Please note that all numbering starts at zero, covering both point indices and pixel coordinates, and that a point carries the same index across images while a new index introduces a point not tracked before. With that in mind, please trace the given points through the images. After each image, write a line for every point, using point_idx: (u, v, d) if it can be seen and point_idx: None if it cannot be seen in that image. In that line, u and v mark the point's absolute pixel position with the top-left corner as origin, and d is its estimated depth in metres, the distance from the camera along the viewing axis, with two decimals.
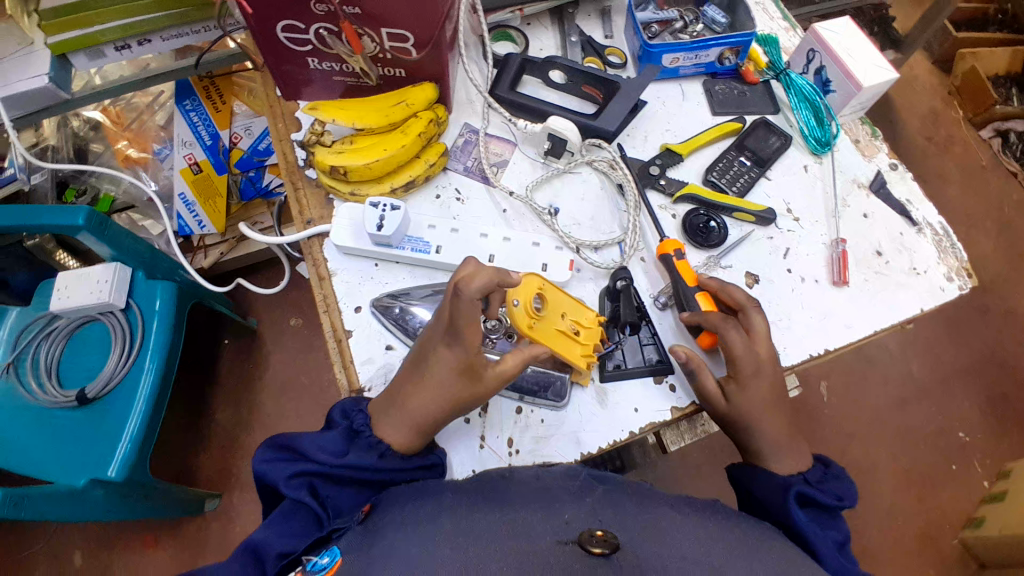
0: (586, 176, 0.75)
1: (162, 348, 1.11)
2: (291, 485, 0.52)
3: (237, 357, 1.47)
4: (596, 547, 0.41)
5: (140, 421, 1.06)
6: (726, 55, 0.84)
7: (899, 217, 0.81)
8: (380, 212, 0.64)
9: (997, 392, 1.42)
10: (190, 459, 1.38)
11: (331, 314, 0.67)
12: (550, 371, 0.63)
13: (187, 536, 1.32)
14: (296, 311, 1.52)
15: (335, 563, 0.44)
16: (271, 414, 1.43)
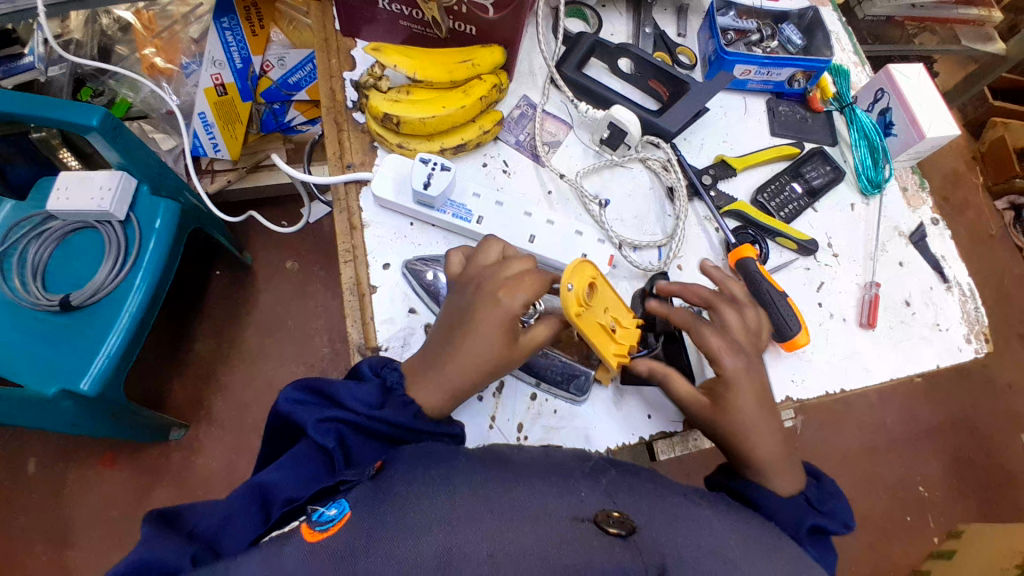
0: (637, 173, 0.73)
1: (155, 267, 1.08)
2: (319, 428, 0.49)
3: (227, 290, 1.44)
4: (612, 526, 0.42)
5: (120, 340, 1.03)
6: (797, 78, 0.82)
7: (932, 272, 0.81)
8: (428, 169, 0.61)
9: (966, 456, 1.45)
10: (163, 383, 1.35)
11: (357, 265, 0.64)
12: (574, 363, 0.62)
13: (147, 460, 1.29)
14: (293, 255, 1.48)
15: (344, 517, 0.41)
16: (251, 352, 1.40)
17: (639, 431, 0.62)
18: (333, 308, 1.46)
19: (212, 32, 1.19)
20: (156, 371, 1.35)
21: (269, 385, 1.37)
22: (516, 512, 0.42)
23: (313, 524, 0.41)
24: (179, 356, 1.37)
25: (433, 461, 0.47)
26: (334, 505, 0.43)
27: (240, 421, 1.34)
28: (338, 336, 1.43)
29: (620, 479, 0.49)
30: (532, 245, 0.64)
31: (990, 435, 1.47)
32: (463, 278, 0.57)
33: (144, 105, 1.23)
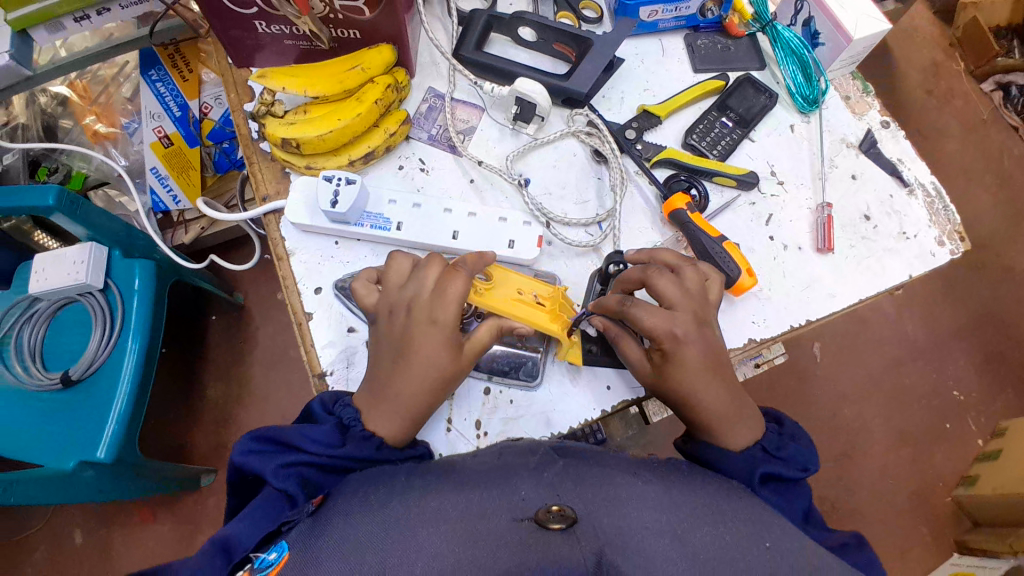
0: (558, 143, 0.71)
1: (143, 327, 1.09)
2: (278, 475, 0.47)
3: (226, 333, 1.46)
4: (554, 522, 0.39)
5: (127, 400, 1.05)
6: (709, 7, 0.78)
7: (890, 178, 0.77)
8: (333, 186, 0.60)
9: (994, 351, 1.39)
10: (182, 435, 1.38)
11: (290, 293, 0.63)
12: (521, 352, 0.61)
13: (184, 510, 1.33)
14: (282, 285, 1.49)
15: (282, 559, 0.40)
16: (258, 389, 1.42)
17: (601, 404, 0.61)
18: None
19: (144, 87, 1.22)
20: (172, 425, 1.38)
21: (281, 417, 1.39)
22: (455, 513, 0.41)
23: (254, 573, 0.42)
24: (190, 406, 1.40)
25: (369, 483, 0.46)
26: (275, 547, 0.43)
27: None
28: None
29: (570, 469, 0.47)
30: (457, 240, 0.63)
31: (1015, 324, 1.41)
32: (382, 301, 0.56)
33: (99, 172, 1.24)
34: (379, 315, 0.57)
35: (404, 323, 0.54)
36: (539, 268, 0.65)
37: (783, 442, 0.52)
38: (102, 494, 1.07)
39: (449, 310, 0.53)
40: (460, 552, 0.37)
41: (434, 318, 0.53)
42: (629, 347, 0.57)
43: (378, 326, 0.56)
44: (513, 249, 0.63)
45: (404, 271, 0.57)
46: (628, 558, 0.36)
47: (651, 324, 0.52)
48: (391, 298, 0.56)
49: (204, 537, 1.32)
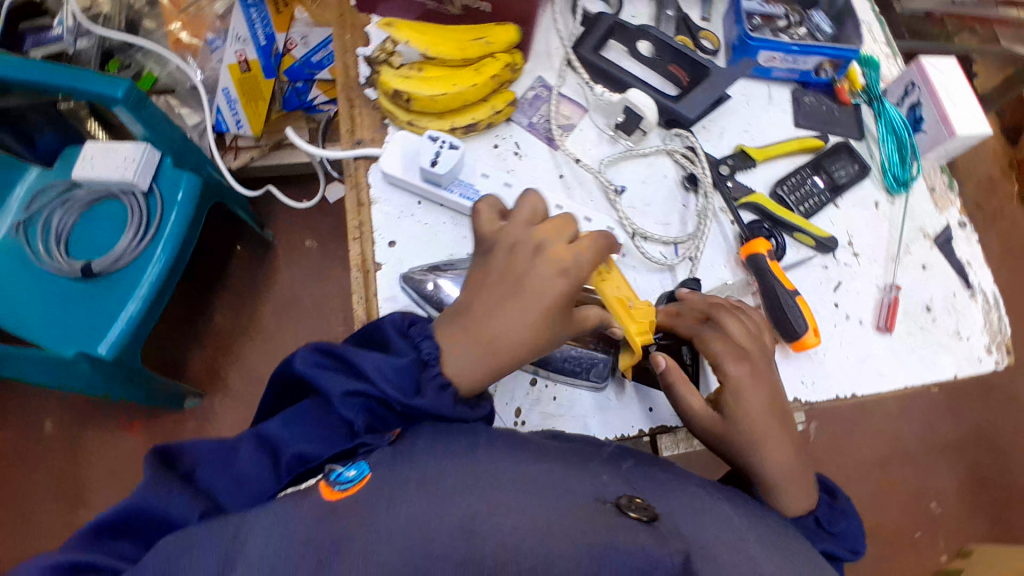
0: (653, 160, 0.72)
1: (176, 238, 1.08)
2: (346, 402, 0.47)
3: (248, 266, 1.45)
4: (636, 512, 0.42)
5: (141, 305, 1.04)
6: (824, 66, 0.79)
7: (957, 277, 0.77)
8: (436, 146, 0.60)
9: (982, 473, 1.39)
10: (183, 353, 1.37)
11: (363, 240, 0.64)
12: (584, 350, 0.61)
13: (163, 426, 1.32)
14: (311, 233, 1.48)
15: (364, 478, 0.43)
16: (267, 327, 1.41)
17: (639, 423, 0.61)
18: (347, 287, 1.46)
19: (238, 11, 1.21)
20: (176, 340, 1.38)
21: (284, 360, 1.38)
22: (536, 490, 0.42)
23: (334, 484, 0.43)
24: (198, 328, 1.39)
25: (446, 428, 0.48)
26: (354, 466, 0.45)
27: (253, 394, 1.35)
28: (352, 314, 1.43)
29: (640, 468, 0.50)
30: None
31: (1009, 449, 1.41)
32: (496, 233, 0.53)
33: (169, 79, 1.24)
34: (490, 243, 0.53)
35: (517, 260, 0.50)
36: None
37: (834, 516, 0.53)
38: (95, 390, 1.04)
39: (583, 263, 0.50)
40: (547, 528, 0.39)
41: (565, 270, 0.49)
42: (686, 392, 0.56)
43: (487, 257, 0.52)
44: None
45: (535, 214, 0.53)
46: (710, 565, 0.38)
47: None
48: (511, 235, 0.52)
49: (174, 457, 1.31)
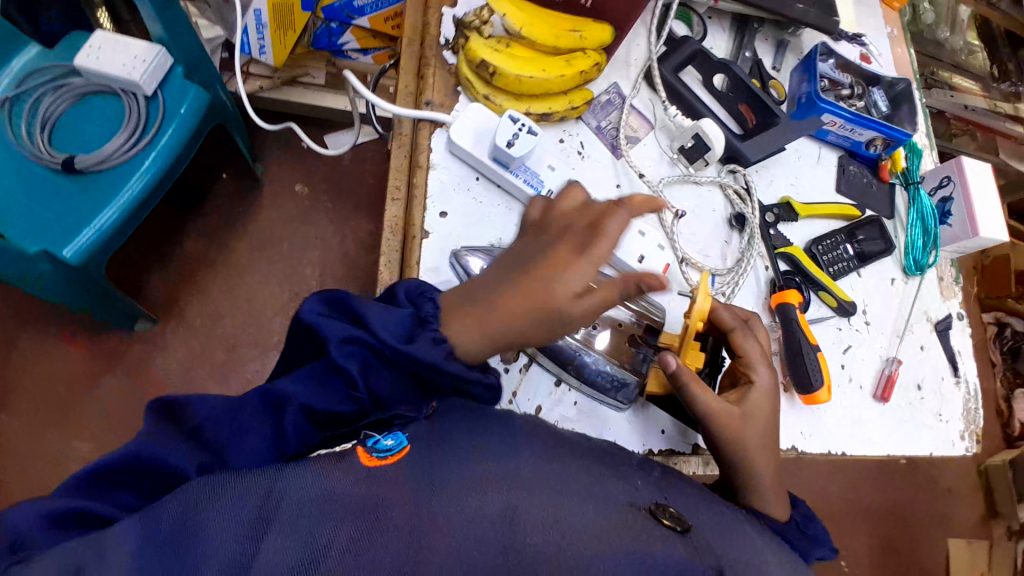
0: (706, 190, 0.73)
1: (170, 150, 0.97)
2: (340, 350, 0.45)
3: (232, 197, 1.31)
4: (666, 518, 0.45)
5: (116, 215, 0.92)
6: (875, 143, 0.81)
7: (947, 363, 0.81)
8: (515, 128, 0.59)
9: (893, 544, 1.48)
10: (141, 274, 1.23)
11: (413, 204, 0.61)
12: (619, 369, 0.58)
13: (105, 345, 1.19)
14: (302, 177, 1.36)
15: (403, 450, 0.44)
16: (239, 264, 1.28)
17: (650, 443, 0.60)
18: (331, 246, 1.33)
19: None
20: (135, 259, 1.24)
21: (251, 302, 1.26)
22: (580, 489, 0.45)
23: (370, 449, 0.43)
24: (162, 252, 1.25)
25: (488, 422, 0.50)
26: (390, 436, 0.45)
27: (210, 330, 1.23)
28: (331, 271, 1.31)
29: (669, 480, 0.52)
30: None
31: (919, 525, 1.50)
32: (542, 218, 0.51)
33: None
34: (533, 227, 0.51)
35: (547, 239, 0.48)
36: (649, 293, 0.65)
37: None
38: (46, 294, 0.93)
39: (602, 249, 0.45)
40: (586, 530, 0.41)
41: (583, 252, 0.45)
42: (698, 396, 0.52)
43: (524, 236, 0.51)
44: (640, 266, 0.63)
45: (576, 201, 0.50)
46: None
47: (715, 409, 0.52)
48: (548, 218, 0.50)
49: (109, 382, 1.18)
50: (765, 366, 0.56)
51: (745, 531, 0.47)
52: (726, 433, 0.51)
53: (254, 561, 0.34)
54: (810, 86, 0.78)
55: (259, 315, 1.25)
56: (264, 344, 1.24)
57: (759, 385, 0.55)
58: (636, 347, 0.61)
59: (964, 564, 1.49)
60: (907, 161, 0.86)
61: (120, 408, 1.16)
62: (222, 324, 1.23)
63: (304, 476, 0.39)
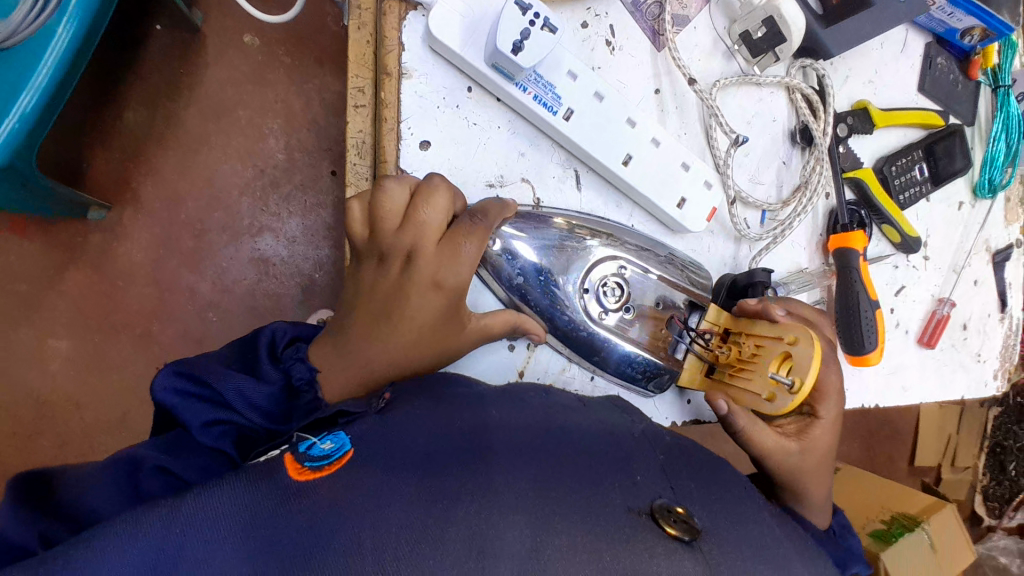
0: (766, 95, 0.56)
1: (89, 13, 0.65)
2: (208, 434, 0.38)
3: (162, 52, 0.91)
4: (673, 527, 0.33)
5: (38, 101, 0.63)
6: (973, 32, 0.63)
7: (996, 299, 0.71)
8: (527, 20, 0.40)
9: None
10: (80, 149, 0.88)
11: (384, 131, 0.45)
12: (652, 359, 0.49)
13: (54, 236, 0.87)
14: (253, 25, 0.94)
15: (343, 454, 0.34)
16: (190, 139, 0.91)
17: (674, 416, 0.53)
18: (295, 111, 0.94)
19: None
20: (58, 128, 0.87)
21: (210, 186, 0.91)
22: (571, 475, 0.35)
23: (301, 458, 0.34)
24: (99, 121, 0.89)
25: (449, 418, 0.38)
26: (331, 437, 0.36)
27: (168, 218, 0.90)
28: (300, 140, 0.94)
29: (673, 458, 0.41)
30: (627, 169, 0.48)
31: None
32: (371, 241, 0.41)
33: None
34: (364, 253, 0.42)
35: (395, 277, 0.41)
36: (685, 241, 0.53)
37: (842, 531, 0.47)
38: None
39: (461, 275, 0.41)
40: (589, 534, 0.31)
41: (439, 280, 0.41)
42: (759, 436, 0.44)
43: (361, 270, 0.42)
44: (681, 212, 0.49)
45: (400, 206, 0.40)
46: None
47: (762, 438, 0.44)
48: (378, 243, 0.41)
49: (64, 291, 0.87)
50: (836, 398, 0.46)
51: (770, 526, 0.39)
52: (780, 469, 0.44)
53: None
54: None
55: (221, 195, 0.92)
56: (236, 230, 0.92)
57: (827, 419, 0.45)
58: (671, 330, 0.50)
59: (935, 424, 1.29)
60: (1000, 54, 0.68)
61: (78, 322, 0.88)
62: (186, 209, 0.91)
63: (221, 499, 0.30)
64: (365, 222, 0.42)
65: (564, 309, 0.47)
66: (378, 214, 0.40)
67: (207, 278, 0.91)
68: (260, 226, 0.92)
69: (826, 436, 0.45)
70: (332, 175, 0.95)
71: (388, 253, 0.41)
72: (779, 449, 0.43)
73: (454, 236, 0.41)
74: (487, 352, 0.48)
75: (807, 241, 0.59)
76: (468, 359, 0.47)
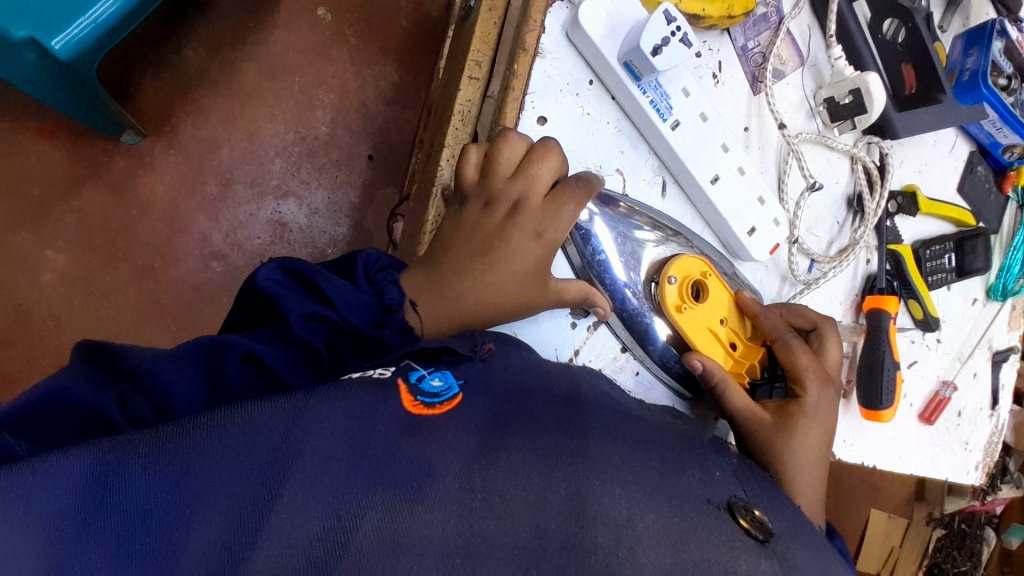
0: (835, 159, 0.61)
1: None
2: (303, 325, 0.38)
3: (238, 5, 0.93)
4: (747, 522, 0.32)
5: (115, 10, 0.66)
6: (1013, 150, 0.70)
7: (990, 395, 0.76)
8: (669, 30, 0.45)
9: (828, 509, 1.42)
10: (129, 78, 0.89)
11: (508, 99, 0.48)
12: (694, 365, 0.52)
13: (87, 150, 0.87)
14: (331, 1, 0.97)
15: (453, 399, 0.33)
16: (247, 88, 0.92)
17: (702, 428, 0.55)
18: (349, 90, 0.96)
19: None
20: (123, 52, 0.88)
21: (252, 137, 0.92)
22: (652, 453, 0.34)
23: (415, 390, 0.33)
24: (158, 54, 0.90)
25: (542, 382, 0.38)
26: (438, 374, 0.35)
27: (204, 157, 0.90)
28: (347, 120, 0.96)
29: (744, 463, 0.40)
30: (713, 187, 0.52)
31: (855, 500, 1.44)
32: (482, 185, 0.44)
33: None
34: (471, 196, 0.45)
35: (500, 219, 0.44)
36: (741, 268, 0.57)
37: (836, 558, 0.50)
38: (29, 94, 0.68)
39: (560, 232, 0.45)
40: (672, 519, 0.30)
41: (540, 232, 0.44)
42: (732, 393, 0.49)
43: (464, 211, 0.45)
44: (749, 239, 0.54)
45: (516, 158, 0.44)
46: None
47: (734, 398, 0.48)
48: (489, 187, 0.44)
49: (80, 208, 0.87)
50: (817, 382, 0.49)
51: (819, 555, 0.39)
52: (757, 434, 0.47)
53: (255, 541, 0.24)
54: (980, 60, 0.62)
55: (259, 151, 0.92)
56: (263, 188, 0.92)
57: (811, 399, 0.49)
58: None
59: (880, 535, 1.32)
60: None
61: (88, 239, 0.87)
62: (220, 152, 0.91)
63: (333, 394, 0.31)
64: (478, 169, 0.45)
65: (633, 295, 0.51)
66: (495, 161, 0.44)
67: (231, 223, 0.91)
68: (286, 190, 0.93)
69: (807, 416, 0.48)
70: (369, 158, 0.97)
71: (497, 197, 0.44)
72: (752, 414, 0.48)
73: (559, 197, 0.45)
74: (551, 318, 0.50)
75: (844, 298, 0.64)
76: (526, 326, 0.49)
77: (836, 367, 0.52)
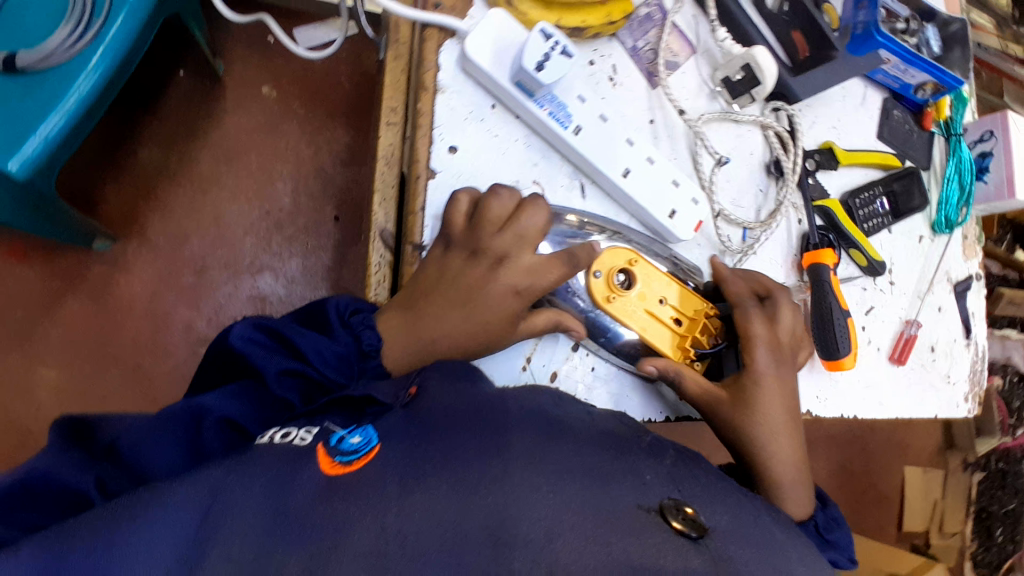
0: (746, 131, 0.64)
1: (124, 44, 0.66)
2: (280, 383, 0.42)
3: (183, 99, 0.97)
4: (678, 522, 0.33)
5: (64, 124, 0.64)
6: (925, 86, 0.72)
7: (961, 325, 0.78)
8: (547, 47, 0.49)
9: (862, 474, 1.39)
10: (93, 186, 0.92)
11: (418, 136, 0.52)
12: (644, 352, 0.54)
13: (59, 263, 0.90)
14: (272, 77, 1.00)
15: (371, 450, 0.36)
16: (204, 176, 0.96)
17: (666, 410, 0.56)
18: (300, 159, 0.99)
19: None
20: (80, 164, 0.92)
21: (218, 222, 0.95)
22: (582, 473, 0.35)
23: (333, 452, 0.36)
24: (114, 160, 0.93)
25: (494, 403, 0.40)
26: (360, 431, 0.37)
27: (174, 250, 0.94)
28: (305, 187, 0.99)
29: (680, 464, 0.41)
30: (626, 180, 0.55)
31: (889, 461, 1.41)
32: None
33: None
34: None
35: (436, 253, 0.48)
36: (676, 249, 0.59)
37: (825, 520, 0.52)
38: None
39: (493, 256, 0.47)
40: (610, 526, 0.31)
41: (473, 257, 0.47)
42: (687, 380, 0.52)
43: None
44: (671, 222, 0.57)
45: None
46: None
47: (689, 382, 0.52)
48: None
49: (62, 319, 0.89)
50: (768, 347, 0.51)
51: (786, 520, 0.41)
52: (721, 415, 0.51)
53: None
54: (869, 13, 0.62)
55: (227, 234, 0.95)
56: (233, 269, 0.95)
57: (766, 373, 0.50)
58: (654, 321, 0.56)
59: (918, 491, 1.29)
60: (952, 109, 0.79)
61: (75, 348, 0.89)
62: (189, 241, 0.94)
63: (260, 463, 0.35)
64: None
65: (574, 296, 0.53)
66: None
67: (210, 307, 0.93)
68: (260, 266, 0.96)
69: (762, 387, 0.50)
70: (336, 219, 0.99)
71: None
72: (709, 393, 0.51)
73: (483, 224, 0.48)
74: None
75: (784, 257, 0.66)
76: None
77: (789, 333, 0.53)
